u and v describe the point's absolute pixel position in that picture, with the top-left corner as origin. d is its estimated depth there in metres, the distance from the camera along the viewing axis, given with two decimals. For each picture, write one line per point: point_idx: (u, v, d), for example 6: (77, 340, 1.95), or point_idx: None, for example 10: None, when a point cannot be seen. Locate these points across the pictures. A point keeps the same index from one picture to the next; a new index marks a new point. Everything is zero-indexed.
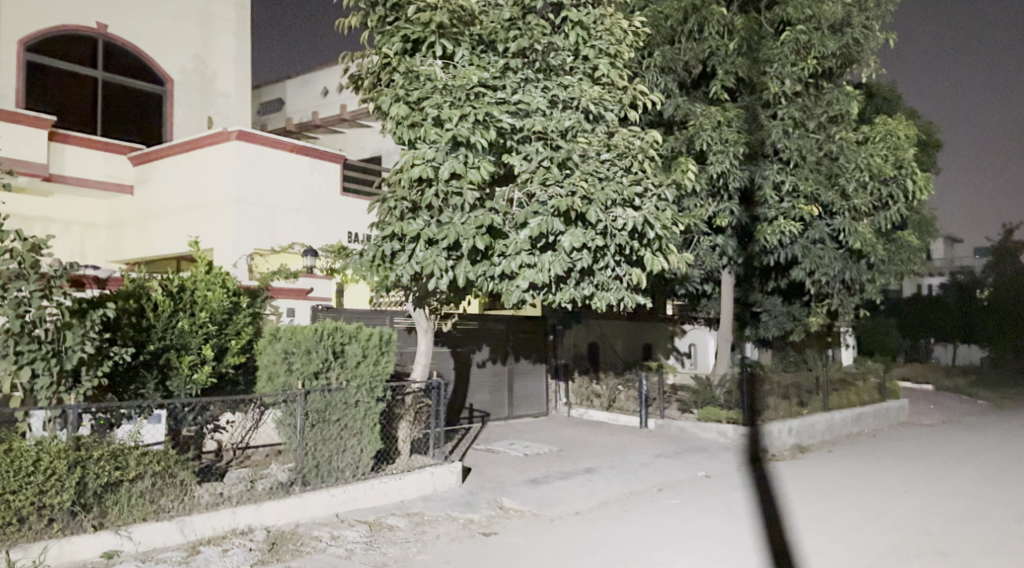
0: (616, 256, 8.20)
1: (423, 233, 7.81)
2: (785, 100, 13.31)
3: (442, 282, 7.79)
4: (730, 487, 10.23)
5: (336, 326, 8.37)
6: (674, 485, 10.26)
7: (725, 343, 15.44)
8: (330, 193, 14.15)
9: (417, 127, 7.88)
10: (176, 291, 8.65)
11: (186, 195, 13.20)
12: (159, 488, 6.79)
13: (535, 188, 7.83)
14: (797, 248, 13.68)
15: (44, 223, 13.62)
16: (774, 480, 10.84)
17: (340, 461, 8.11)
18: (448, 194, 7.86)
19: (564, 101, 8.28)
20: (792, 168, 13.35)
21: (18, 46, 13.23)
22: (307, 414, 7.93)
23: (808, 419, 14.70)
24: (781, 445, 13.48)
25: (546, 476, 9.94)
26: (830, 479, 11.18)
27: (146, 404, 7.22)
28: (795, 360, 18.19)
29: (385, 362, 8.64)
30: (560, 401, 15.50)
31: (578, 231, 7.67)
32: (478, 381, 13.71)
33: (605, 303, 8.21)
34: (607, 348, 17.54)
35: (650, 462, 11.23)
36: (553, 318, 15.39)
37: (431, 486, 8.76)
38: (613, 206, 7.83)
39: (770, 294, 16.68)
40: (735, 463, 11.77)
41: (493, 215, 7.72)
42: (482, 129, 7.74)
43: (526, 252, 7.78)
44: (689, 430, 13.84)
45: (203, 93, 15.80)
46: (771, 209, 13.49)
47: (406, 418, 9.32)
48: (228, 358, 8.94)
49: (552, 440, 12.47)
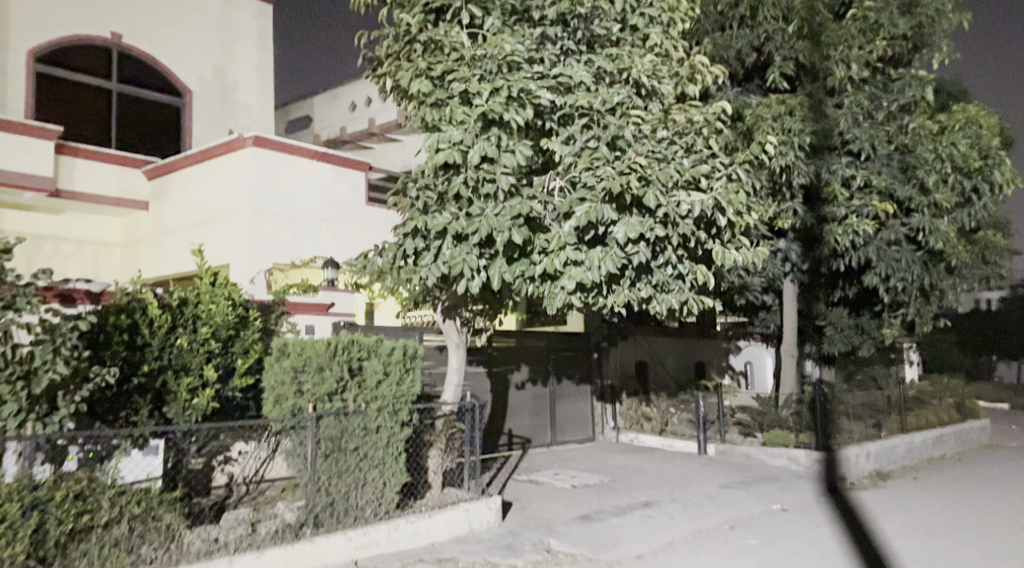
0: (678, 250, 6.90)
1: (449, 227, 6.66)
2: (853, 87, 11.94)
3: (473, 285, 6.66)
4: (815, 524, 8.86)
5: (352, 340, 7.19)
6: (747, 521, 8.89)
7: (789, 360, 14.04)
8: (353, 203, 13.13)
9: (442, 107, 6.79)
10: (176, 305, 7.72)
11: (201, 207, 12.30)
12: (139, 535, 5.69)
13: (580, 172, 6.65)
14: (870, 250, 12.20)
15: (55, 242, 12.86)
16: (863, 515, 9.43)
17: (359, 498, 6.94)
18: (479, 182, 6.74)
19: (610, 74, 7.16)
20: (864, 161, 12.03)
21: (28, 57, 12.54)
22: (320, 443, 6.79)
23: (887, 442, 13.19)
24: (860, 472, 12.02)
25: (598, 512, 8.65)
26: (928, 512, 9.76)
27: (139, 431, 6.15)
28: (863, 379, 16.67)
29: (408, 383, 7.44)
30: (607, 425, 14.20)
31: (635, 220, 6.34)
32: (518, 405, 12.49)
33: (666, 307, 6.96)
34: (657, 368, 16.21)
35: (716, 494, 9.85)
36: (597, 334, 14.13)
37: (467, 524, 7.54)
38: (675, 188, 6.51)
39: (834, 305, 15.29)
40: (813, 495, 10.34)
41: (531, 204, 6.55)
42: (517, 106, 6.65)
43: (572, 246, 6.59)
44: (755, 457, 12.41)
45: (222, 104, 14.97)
46: (840, 207, 12.10)
47: (438, 446, 8.12)
48: (234, 380, 7.90)
49: (602, 469, 11.18)
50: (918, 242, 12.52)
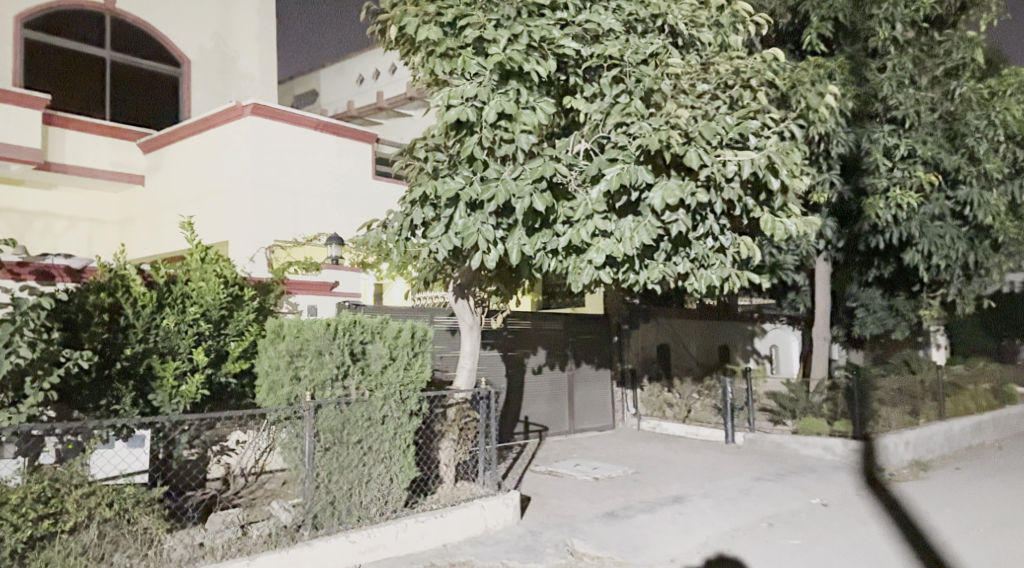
0: (720, 221, 6.08)
1: (462, 193, 5.87)
2: (896, 49, 11.12)
3: (489, 259, 5.92)
4: (861, 522, 8.10)
5: (354, 321, 6.46)
6: (787, 517, 8.16)
7: (822, 344, 13.20)
8: (359, 177, 12.37)
9: (454, 58, 6.06)
10: (163, 284, 7.02)
11: (198, 180, 11.59)
12: (111, 540, 5.05)
13: (609, 130, 5.86)
14: (913, 225, 11.34)
15: (46, 220, 12.21)
16: (912, 512, 8.67)
17: (363, 496, 6.26)
18: (495, 142, 5.99)
19: (643, 21, 6.35)
20: (907, 130, 11.06)
21: (15, 23, 11.82)
22: (318, 435, 6.10)
23: (926, 430, 12.41)
24: (899, 462, 11.29)
25: (624, 508, 7.93)
26: (983, 506, 8.95)
27: (123, 422, 5.45)
28: (896, 363, 15.86)
29: (419, 367, 6.79)
30: (628, 411, 13.50)
31: (673, 183, 5.48)
32: (535, 391, 11.80)
33: (706, 285, 6.15)
34: (680, 351, 15.44)
35: (751, 488, 9.10)
36: (617, 317, 13.40)
37: (482, 524, 6.84)
38: (720, 146, 5.59)
39: (867, 286, 14.48)
40: (853, 488, 9.60)
41: (554, 165, 5.76)
42: (538, 56, 5.92)
43: (600, 215, 5.80)
44: (787, 446, 11.63)
45: (224, 75, 14.23)
46: (881, 179, 11.25)
47: (449, 437, 7.42)
48: (225, 365, 7.18)
49: (625, 459, 10.46)
50: (965, 217, 11.64)
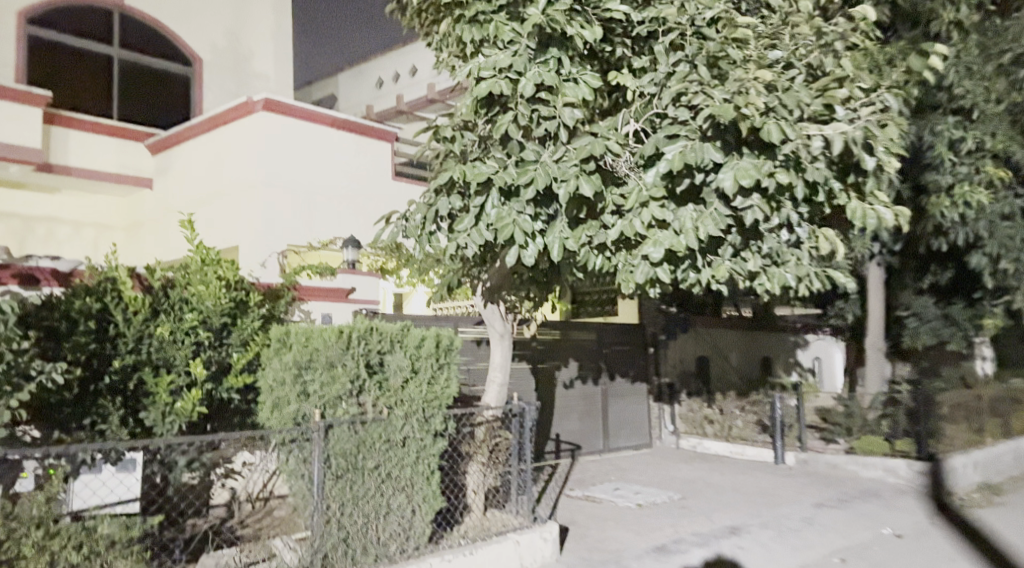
0: (797, 209, 5.22)
1: (495, 177, 5.04)
2: (960, 34, 10.18)
3: (528, 255, 5.07)
4: (945, 557, 7.08)
5: (370, 327, 5.63)
6: (860, 551, 7.20)
7: (876, 356, 12.21)
8: (379, 178, 11.62)
9: (488, 25, 5.30)
10: (158, 288, 6.27)
11: (208, 181, 10.87)
12: None
13: (668, 103, 5.04)
14: (981, 224, 10.37)
15: (49, 225, 11.57)
16: (1000, 543, 7.64)
17: (380, 530, 5.47)
18: (533, 120, 5.17)
19: None
20: (974, 121, 10.12)
21: (18, 18, 11.18)
22: (329, 461, 5.26)
23: (993, 450, 11.36)
24: (967, 486, 10.25)
25: (676, 542, 7.00)
26: None
27: (114, 445, 4.57)
28: (952, 376, 14.75)
29: (444, 380, 5.95)
30: (665, 428, 12.55)
31: (747, 162, 4.64)
32: (567, 406, 10.91)
33: (779, 285, 5.26)
34: (720, 364, 14.50)
35: (813, 517, 8.13)
36: (653, 327, 12.54)
37: (518, 562, 5.99)
38: (800, 121, 4.76)
39: (920, 292, 13.48)
40: (925, 516, 8.60)
41: (604, 143, 4.94)
42: (584, 21, 5.14)
43: (658, 202, 4.96)
44: (843, 467, 10.61)
45: (238, 73, 13.58)
46: (945, 175, 10.24)
47: (478, 460, 6.58)
48: (227, 379, 6.39)
49: (666, 483, 9.54)
50: None
